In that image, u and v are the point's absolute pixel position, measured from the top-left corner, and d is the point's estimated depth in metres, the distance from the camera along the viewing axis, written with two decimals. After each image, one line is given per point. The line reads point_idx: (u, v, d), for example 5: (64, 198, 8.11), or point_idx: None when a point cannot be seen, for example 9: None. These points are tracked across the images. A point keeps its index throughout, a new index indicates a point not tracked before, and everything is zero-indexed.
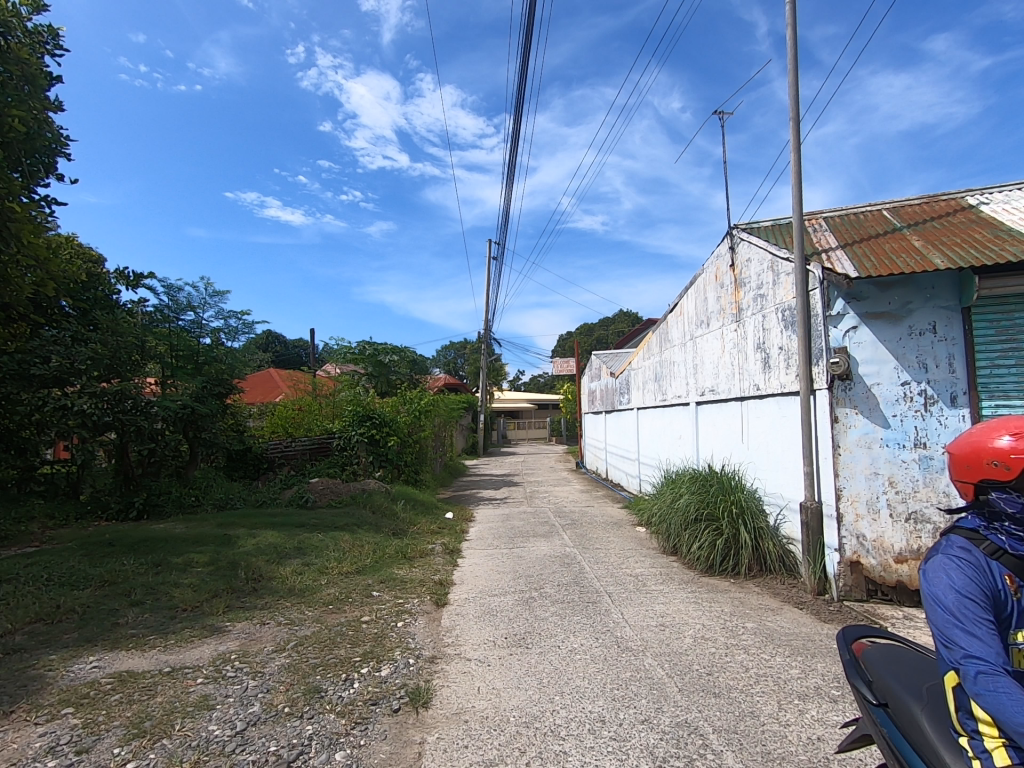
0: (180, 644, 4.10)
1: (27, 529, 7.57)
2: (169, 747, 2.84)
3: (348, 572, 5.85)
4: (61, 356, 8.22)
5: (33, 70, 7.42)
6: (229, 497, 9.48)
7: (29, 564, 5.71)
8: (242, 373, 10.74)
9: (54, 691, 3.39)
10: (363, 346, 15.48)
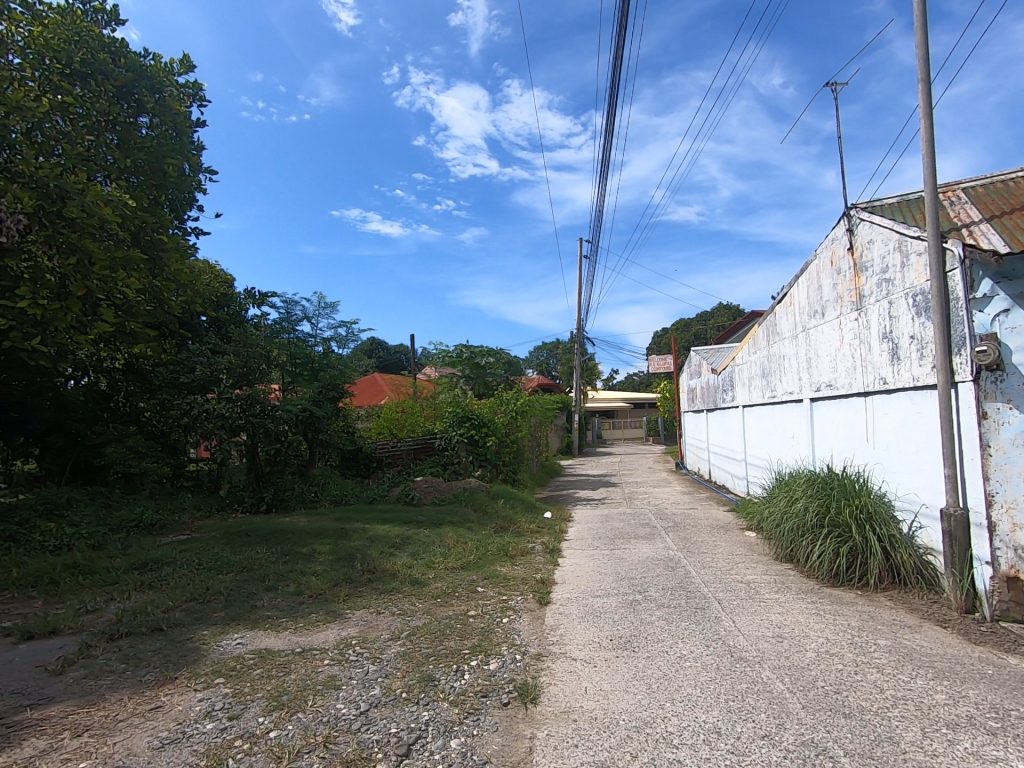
0: (309, 628, 4.48)
1: (180, 518, 8.65)
2: (304, 721, 3.11)
3: (454, 567, 6.07)
4: (204, 366, 9.66)
5: (180, 119, 8.46)
6: (345, 494, 10.21)
7: (184, 549, 6.53)
8: (351, 378, 11.34)
9: (209, 662, 3.85)
10: (460, 349, 15.99)
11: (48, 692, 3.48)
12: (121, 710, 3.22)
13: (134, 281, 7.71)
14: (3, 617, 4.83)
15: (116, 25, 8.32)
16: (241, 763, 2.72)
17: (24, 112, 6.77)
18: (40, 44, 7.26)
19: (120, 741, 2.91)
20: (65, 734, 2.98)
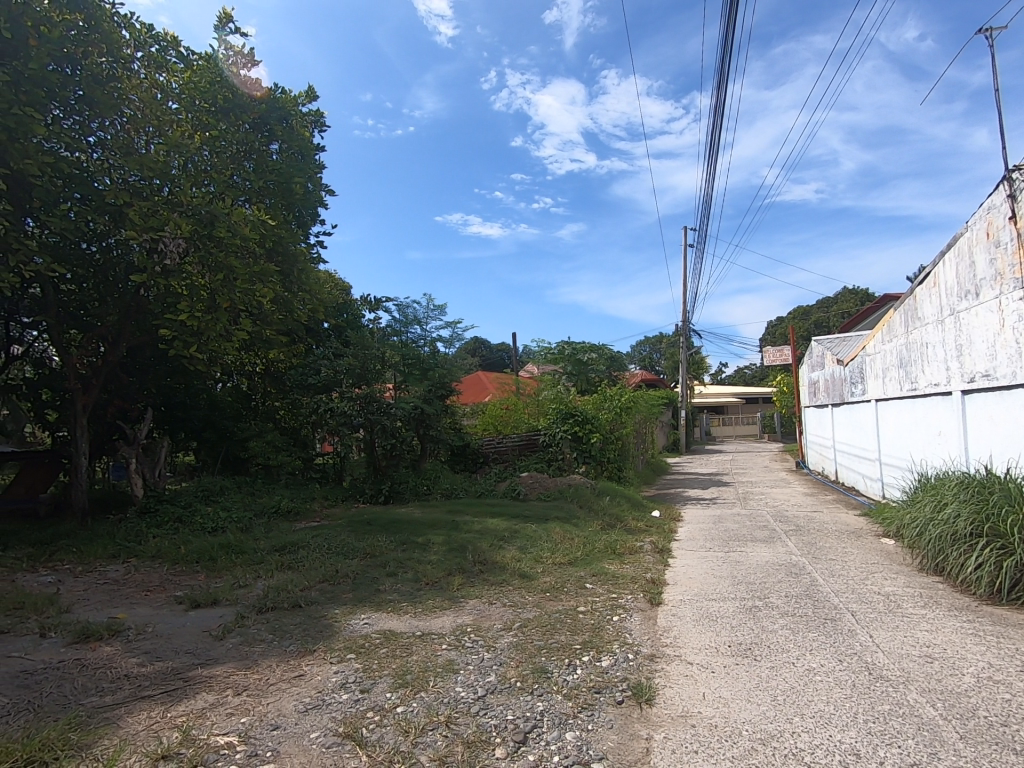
0: (427, 613, 4.74)
1: (310, 506, 9.53)
2: (427, 700, 3.29)
3: (561, 563, 6.11)
4: (328, 367, 10.58)
5: (304, 142, 9.29)
6: (454, 488, 10.66)
7: (316, 535, 7.18)
8: (458, 377, 11.77)
9: (342, 639, 4.20)
10: (563, 346, 16.02)
11: (213, 653, 4.00)
12: (271, 675, 3.61)
13: (267, 292, 8.58)
14: (175, 587, 5.62)
15: (252, 65, 9.17)
16: (374, 733, 2.94)
17: (181, 149, 7.76)
18: (192, 88, 8.28)
19: (273, 703, 3.27)
20: (228, 691, 3.41)
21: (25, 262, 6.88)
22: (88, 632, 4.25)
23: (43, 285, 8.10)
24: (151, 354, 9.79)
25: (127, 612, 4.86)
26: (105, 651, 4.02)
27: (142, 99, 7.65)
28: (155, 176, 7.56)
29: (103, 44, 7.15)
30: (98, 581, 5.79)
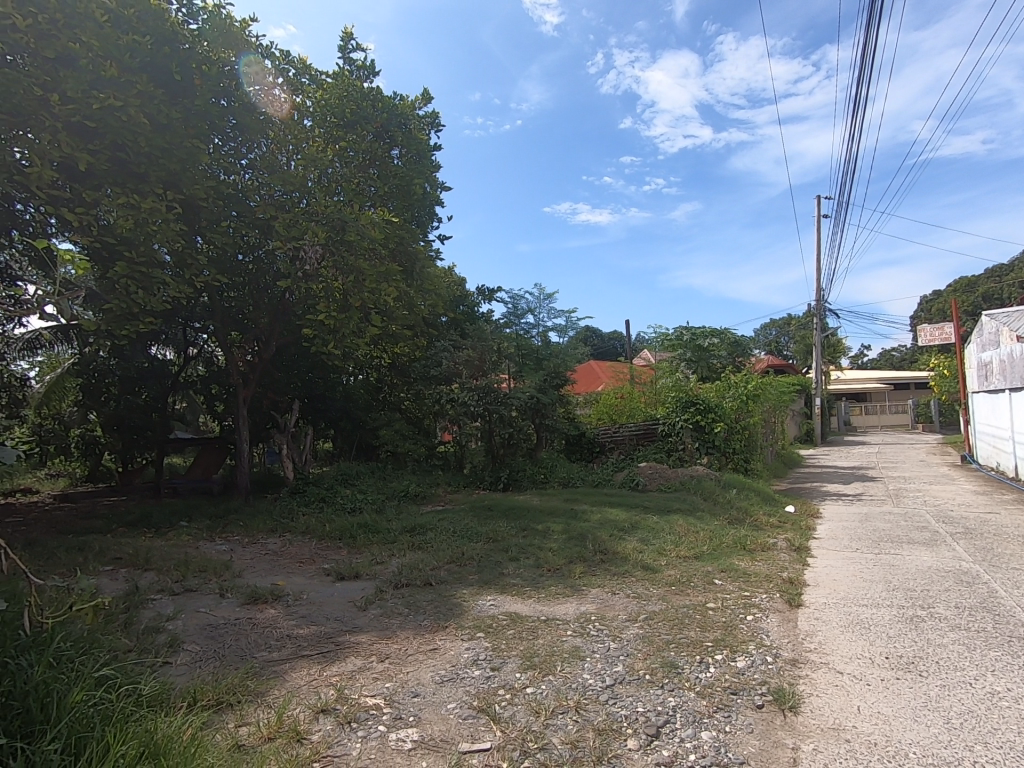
0: (550, 599, 4.79)
1: (435, 491, 10.07)
2: (556, 684, 3.33)
3: (686, 556, 5.88)
4: (449, 360, 11.10)
5: (422, 144, 9.71)
6: (571, 477, 10.69)
7: (441, 518, 7.57)
8: (573, 365, 11.75)
9: (470, 618, 4.39)
10: (681, 332, 15.32)
11: (358, 622, 4.37)
12: (409, 646, 3.87)
13: (393, 290, 9.18)
14: (323, 560, 6.22)
15: (372, 75, 9.89)
16: (506, 710, 3.04)
17: (316, 164, 8.52)
18: (324, 106, 8.94)
19: (412, 672, 3.50)
20: (373, 657, 3.71)
21: (196, 275, 7.94)
22: (256, 595, 4.85)
23: (210, 295, 9.33)
24: (297, 352, 11.05)
25: (286, 580, 5.48)
26: (271, 613, 4.56)
27: (284, 121, 8.58)
28: (294, 189, 8.39)
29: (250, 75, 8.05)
30: (261, 551, 6.59)
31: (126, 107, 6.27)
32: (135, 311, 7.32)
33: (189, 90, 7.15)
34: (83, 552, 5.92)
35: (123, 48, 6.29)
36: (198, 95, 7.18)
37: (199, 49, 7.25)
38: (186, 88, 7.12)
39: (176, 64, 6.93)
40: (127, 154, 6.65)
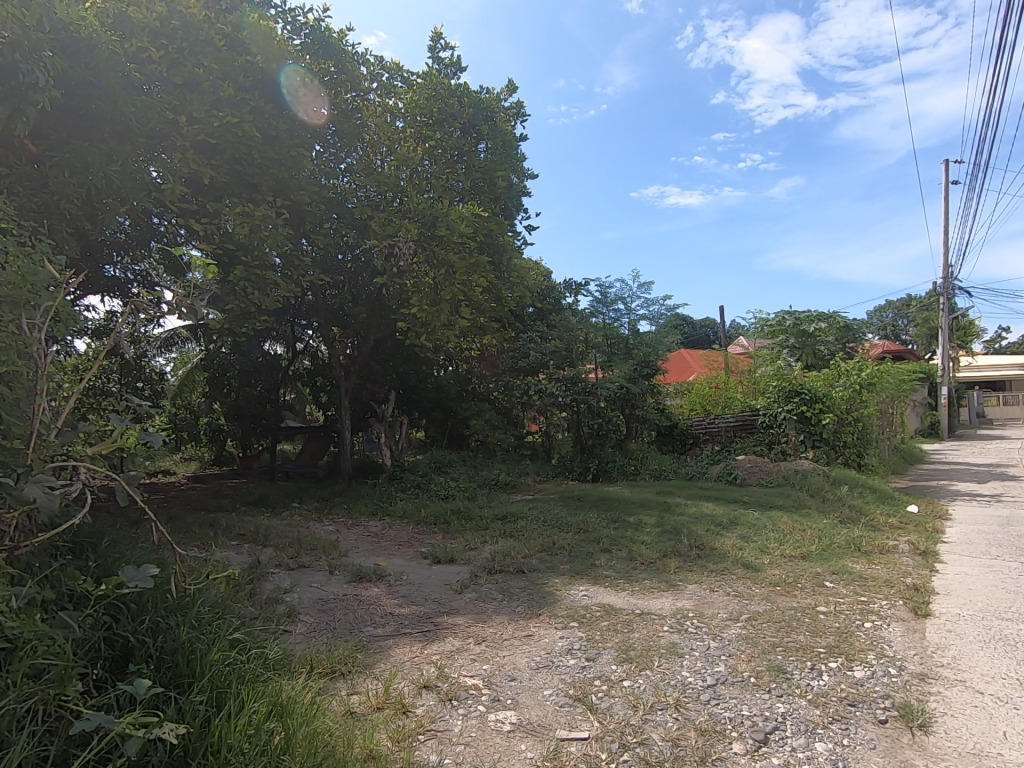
0: (645, 593, 4.69)
1: (525, 480, 10.17)
2: (654, 679, 3.26)
3: (792, 555, 5.52)
4: (537, 351, 11.15)
5: (508, 136, 9.85)
6: (663, 470, 10.39)
7: (532, 507, 7.64)
8: (664, 354, 11.38)
9: (564, 607, 4.40)
10: (783, 317, 14.24)
11: (455, 604, 4.53)
12: (505, 631, 3.96)
13: (483, 283, 9.37)
14: (420, 543, 6.50)
15: (459, 72, 10.08)
16: (603, 702, 3.01)
17: (408, 162, 8.89)
18: (415, 106, 9.19)
19: (508, 656, 3.57)
20: (470, 639, 3.82)
21: (303, 275, 8.52)
22: (362, 573, 5.16)
23: (315, 293, 10.00)
24: (392, 345, 11.61)
25: (387, 561, 5.79)
26: (375, 591, 4.84)
27: (379, 124, 8.99)
28: (389, 190, 8.75)
29: (347, 82, 8.43)
30: (364, 533, 7.00)
31: (242, 123, 6.79)
32: (249, 313, 8.04)
33: (294, 103, 7.66)
34: (213, 528, 6.58)
35: (237, 68, 6.83)
36: (300, 108, 7.76)
37: (303, 62, 7.73)
38: (292, 101, 7.62)
39: (285, 79, 7.45)
40: (243, 166, 7.24)
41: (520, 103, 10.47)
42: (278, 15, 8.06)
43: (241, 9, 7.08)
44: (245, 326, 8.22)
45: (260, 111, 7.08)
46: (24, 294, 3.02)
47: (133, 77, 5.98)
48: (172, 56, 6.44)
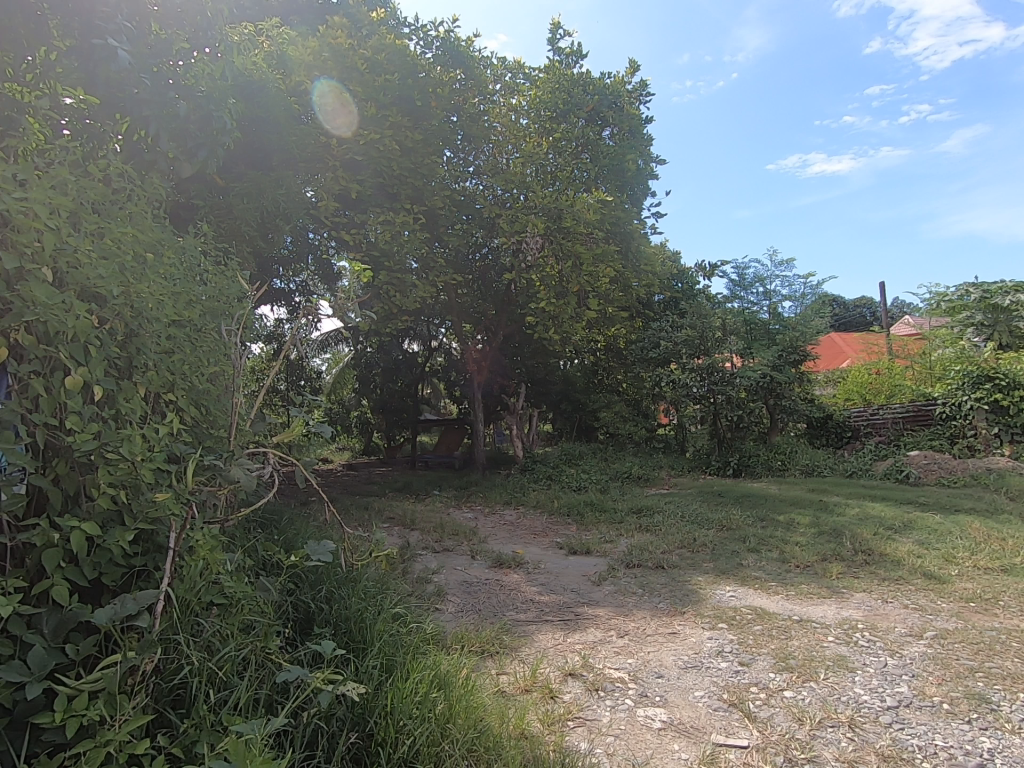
0: (802, 598, 4.30)
1: (659, 474, 9.83)
2: (820, 692, 2.97)
3: (989, 567, 4.72)
4: (669, 340, 10.71)
5: (635, 121, 9.72)
6: (817, 465, 9.48)
7: (668, 502, 7.38)
8: (815, 338, 10.32)
9: (710, 607, 4.18)
10: (965, 289, 12.24)
11: (594, 596, 4.51)
12: (648, 627, 3.86)
13: (610, 272, 9.20)
14: (555, 534, 6.57)
15: (581, 60, 9.97)
16: (763, 710, 2.81)
17: (534, 158, 8.98)
18: (538, 102, 9.28)
19: (654, 652, 3.48)
20: (612, 632, 3.79)
21: (438, 276, 9.01)
22: (502, 560, 5.35)
23: (448, 293, 10.54)
24: (520, 339, 11.89)
25: (524, 549, 5.94)
26: (515, 577, 5.00)
27: (505, 124, 9.19)
28: (515, 187, 8.90)
29: (475, 88, 8.77)
30: (500, 521, 7.26)
31: (384, 139, 7.42)
32: (393, 313, 8.74)
33: (428, 113, 8.07)
34: (368, 511, 7.24)
35: (379, 87, 7.39)
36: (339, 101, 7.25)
37: (436, 73, 8.15)
38: (426, 111, 8.04)
39: (418, 95, 7.90)
40: (385, 178, 7.87)
41: (646, 83, 10.11)
42: (412, 32, 8.57)
43: (379, 34, 7.67)
44: (389, 326, 8.91)
45: (398, 125, 7.71)
46: (223, 305, 3.77)
47: (295, 109, 6.64)
48: (322, 86, 7.11)
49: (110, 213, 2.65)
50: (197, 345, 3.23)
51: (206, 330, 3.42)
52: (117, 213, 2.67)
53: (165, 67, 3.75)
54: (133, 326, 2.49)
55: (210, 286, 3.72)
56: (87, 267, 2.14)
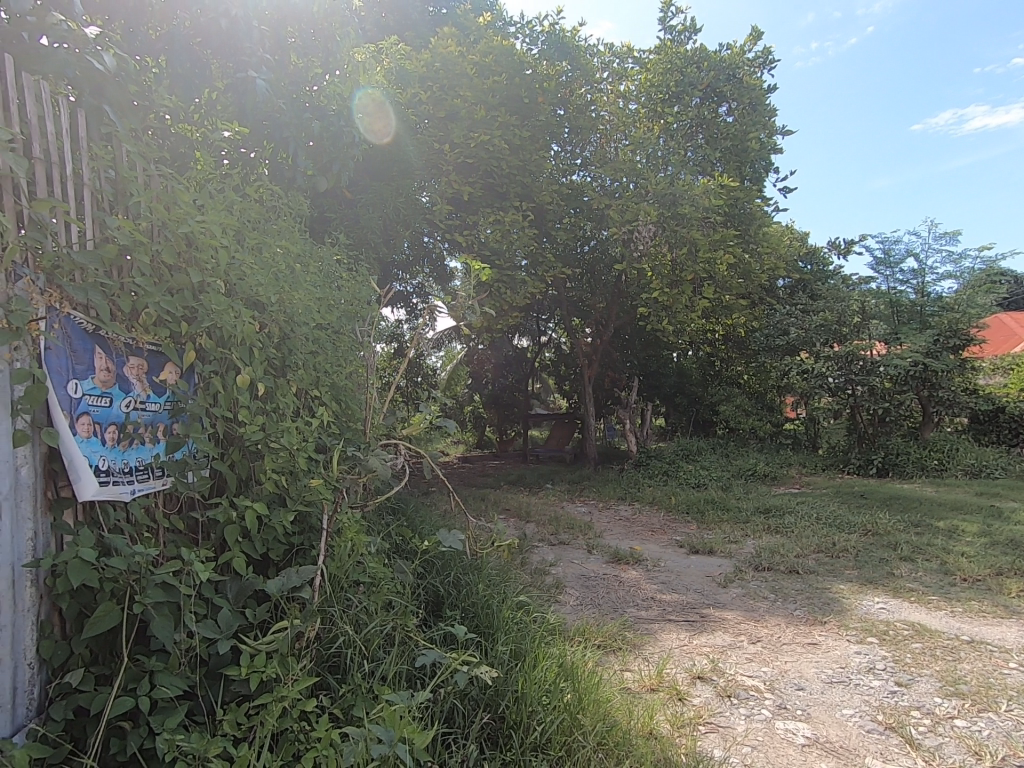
0: (973, 616, 3.77)
1: (788, 471, 9.12)
2: (1001, 725, 2.59)
3: None
4: (799, 326, 9.92)
5: (755, 93, 9.03)
6: (985, 466, 8.27)
7: (801, 501, 6.84)
8: (979, 320, 8.97)
9: (856, 618, 3.80)
10: None
11: (720, 598, 4.30)
12: (784, 635, 3.59)
13: (730, 256, 8.65)
14: (674, 532, 6.35)
15: (695, 35, 9.47)
16: (929, 738, 2.50)
17: (644, 144, 8.61)
18: (649, 84, 8.96)
19: (792, 663, 3.23)
20: (743, 637, 3.58)
21: (547, 272, 9.07)
22: (620, 556, 5.27)
23: (558, 287, 10.57)
24: (632, 331, 11.62)
25: (642, 546, 5.80)
26: (634, 573, 4.91)
27: (612, 112, 8.92)
28: (625, 175, 8.65)
29: (583, 78, 8.71)
30: (615, 516, 7.16)
31: (494, 140, 7.55)
32: (506, 309, 8.92)
33: (536, 109, 8.10)
34: (485, 502, 7.48)
35: (487, 89, 7.54)
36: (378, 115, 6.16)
37: (542, 69, 8.19)
38: (534, 108, 8.09)
39: (526, 92, 7.98)
40: (495, 179, 8.03)
41: (768, 50, 9.37)
42: (517, 31, 8.66)
43: (487, 37, 7.84)
44: (501, 322, 9.12)
45: (507, 124, 7.81)
46: (356, 309, 4.10)
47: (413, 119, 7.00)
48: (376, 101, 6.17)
49: (263, 229, 2.97)
50: (336, 346, 3.52)
51: (343, 332, 3.72)
52: (270, 229, 2.98)
53: (300, 94, 4.12)
54: (286, 330, 2.77)
55: (344, 292, 4.04)
56: (251, 278, 2.42)
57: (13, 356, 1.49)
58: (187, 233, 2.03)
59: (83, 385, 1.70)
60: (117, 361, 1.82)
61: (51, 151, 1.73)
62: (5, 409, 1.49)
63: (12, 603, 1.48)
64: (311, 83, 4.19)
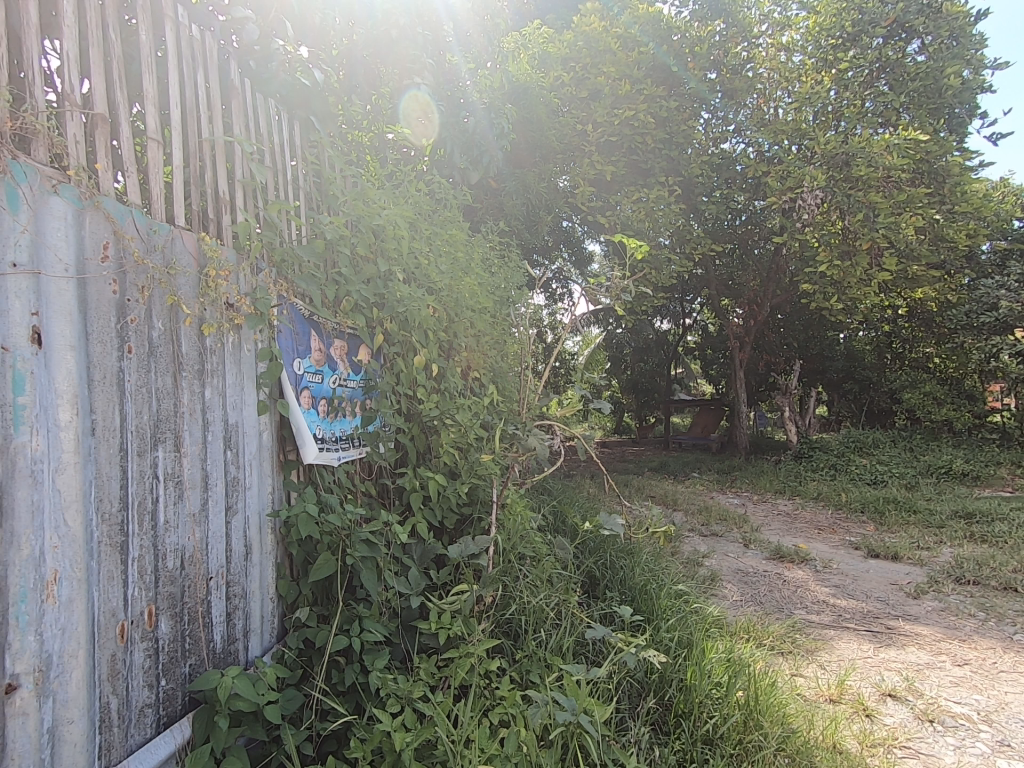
0: None
1: (995, 471, 7.70)
2: None
3: None
4: (1011, 300, 8.28)
5: (959, 21, 7.56)
6: None
7: (1015, 507, 5.77)
8: None
9: None
10: None
11: (911, 609, 3.78)
12: (1001, 661, 3.06)
13: (920, 219, 7.42)
14: (846, 531, 5.72)
15: None
16: None
17: (810, 101, 7.80)
18: (818, 31, 7.92)
19: (1014, 694, 2.75)
20: (944, 656, 3.11)
21: (695, 249, 8.55)
22: (782, 552, 4.88)
23: (705, 265, 9.94)
24: (791, 309, 10.57)
25: (809, 544, 5.30)
26: (801, 573, 4.51)
27: (773, 68, 8.22)
28: (787, 137, 7.82)
29: (739, 34, 8.01)
30: (774, 510, 6.62)
31: (639, 114, 7.18)
32: (650, 290, 8.59)
33: (684, 75, 7.61)
34: (629, 488, 7.38)
35: (632, 63, 7.22)
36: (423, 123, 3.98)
37: (694, 33, 7.73)
38: (683, 74, 7.62)
39: (675, 60, 7.58)
40: (640, 154, 7.55)
41: None
42: None
43: (632, 6, 7.49)
44: (645, 304, 8.81)
45: (654, 96, 7.40)
46: (509, 294, 4.23)
47: (558, 103, 6.88)
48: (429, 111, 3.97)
49: (432, 220, 3.14)
50: (494, 330, 3.64)
51: (499, 317, 3.83)
52: (437, 220, 3.15)
53: (454, 91, 4.24)
54: (452, 315, 2.91)
55: (498, 278, 4.15)
56: (429, 266, 2.58)
57: (258, 338, 1.75)
58: (377, 225, 2.19)
59: (303, 363, 1.96)
60: (327, 343, 2.08)
61: (275, 162, 1.98)
62: (253, 382, 1.76)
63: (258, 546, 1.77)
64: (464, 79, 4.27)
